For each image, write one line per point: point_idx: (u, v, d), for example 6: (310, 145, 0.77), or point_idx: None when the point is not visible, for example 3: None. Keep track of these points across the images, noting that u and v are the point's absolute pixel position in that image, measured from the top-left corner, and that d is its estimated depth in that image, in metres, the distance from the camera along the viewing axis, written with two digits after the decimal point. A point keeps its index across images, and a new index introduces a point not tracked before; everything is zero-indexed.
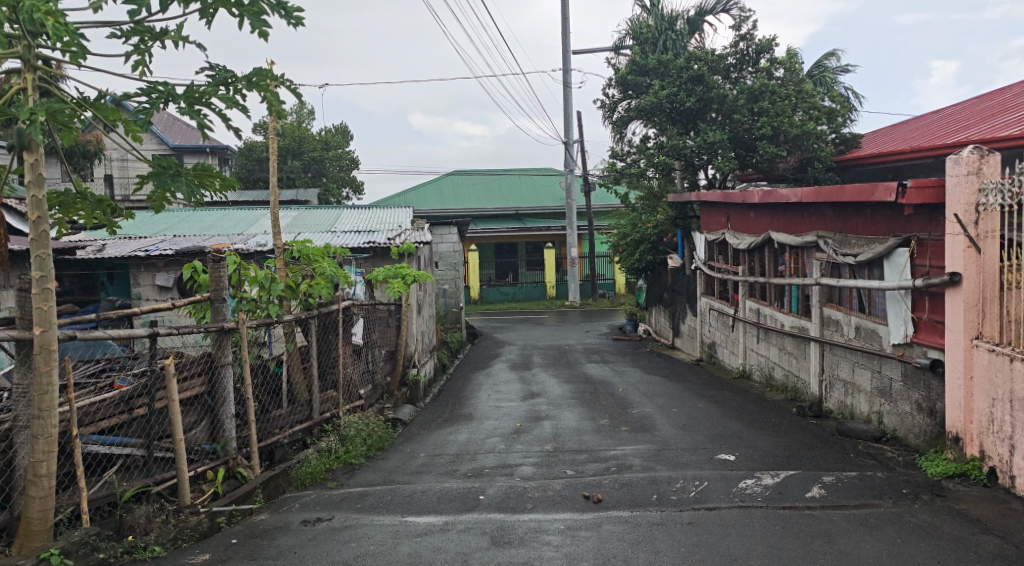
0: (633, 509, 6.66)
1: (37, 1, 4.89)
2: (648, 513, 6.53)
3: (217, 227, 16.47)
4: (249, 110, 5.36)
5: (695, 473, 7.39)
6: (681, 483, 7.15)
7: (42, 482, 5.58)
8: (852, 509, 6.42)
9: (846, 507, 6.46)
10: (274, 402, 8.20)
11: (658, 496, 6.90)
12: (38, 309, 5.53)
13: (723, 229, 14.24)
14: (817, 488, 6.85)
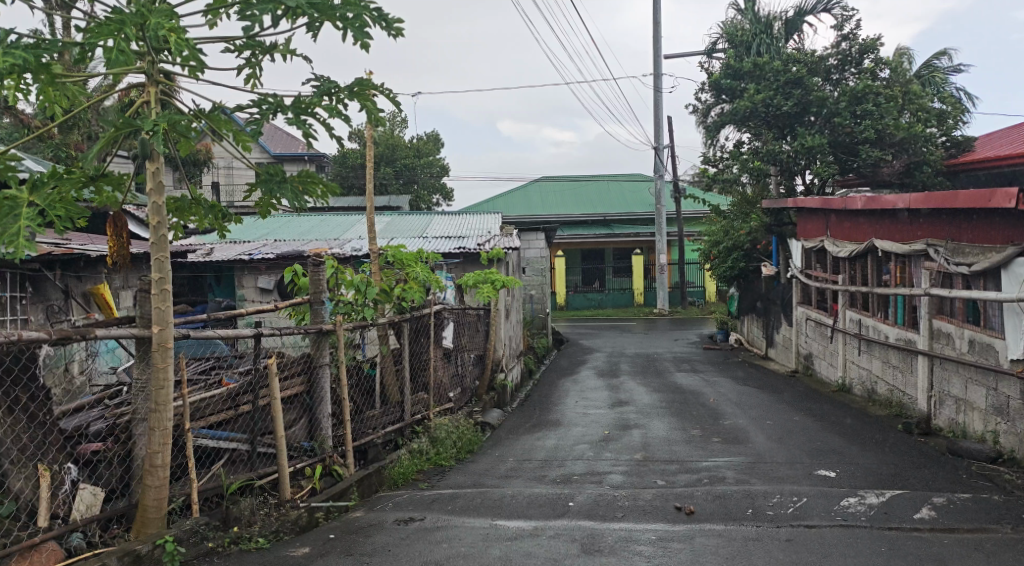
0: (727, 523, 6.63)
1: (162, 18, 5.22)
2: (743, 527, 6.49)
3: (315, 231, 16.99)
4: (351, 119, 5.57)
5: (793, 489, 7.31)
6: (778, 498, 7.08)
7: (158, 473, 5.86)
8: (963, 532, 6.26)
9: (957, 530, 6.30)
10: (366, 403, 8.45)
11: (753, 511, 6.84)
12: (156, 308, 5.85)
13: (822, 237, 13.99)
14: (926, 509, 6.70)
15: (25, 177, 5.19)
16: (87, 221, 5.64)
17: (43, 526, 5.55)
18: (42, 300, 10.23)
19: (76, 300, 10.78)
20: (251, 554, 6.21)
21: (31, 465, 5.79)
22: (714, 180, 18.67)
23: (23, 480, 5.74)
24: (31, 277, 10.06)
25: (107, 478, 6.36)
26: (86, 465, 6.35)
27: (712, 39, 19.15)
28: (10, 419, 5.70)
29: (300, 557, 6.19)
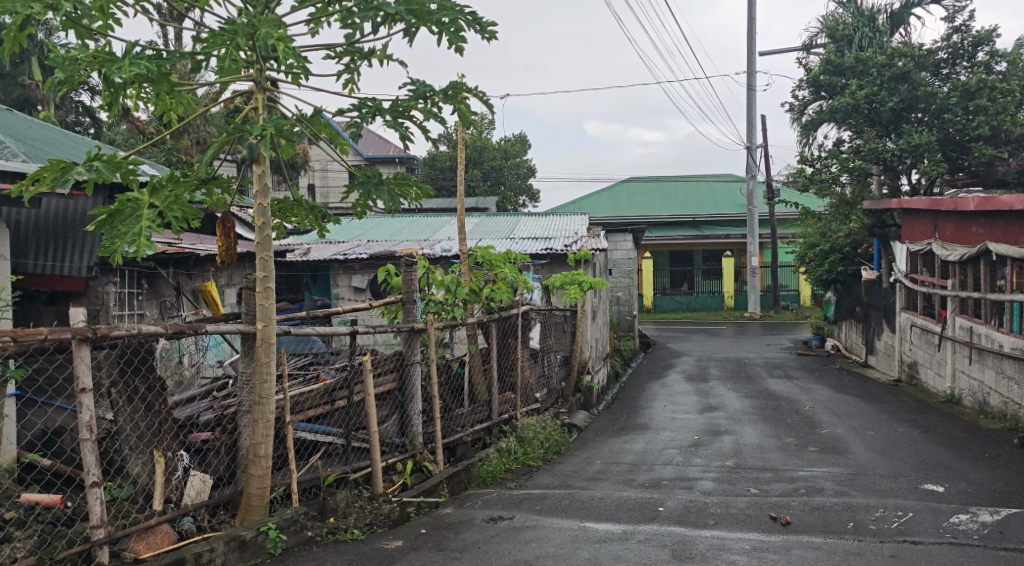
0: (826, 535, 6.55)
1: (271, 28, 5.41)
2: (842, 541, 6.41)
3: (406, 232, 17.38)
4: (445, 122, 5.73)
5: (898, 503, 7.20)
6: (881, 512, 6.98)
7: (261, 462, 6.09)
8: None
9: None
10: (455, 401, 8.63)
11: (854, 524, 6.75)
12: (260, 305, 6.11)
13: (930, 239, 13.62)
14: None
15: (146, 181, 5.53)
16: (200, 222, 5.94)
17: (157, 509, 5.84)
18: (155, 296, 10.78)
19: (187, 296, 11.31)
20: (347, 544, 6.38)
21: (147, 452, 6.14)
22: (811, 180, 18.37)
23: (139, 466, 6.09)
24: (146, 274, 10.62)
25: (215, 467, 6.68)
26: (196, 453, 6.70)
27: (811, 34, 18.85)
28: (129, 407, 6.07)
29: (393, 549, 6.34)
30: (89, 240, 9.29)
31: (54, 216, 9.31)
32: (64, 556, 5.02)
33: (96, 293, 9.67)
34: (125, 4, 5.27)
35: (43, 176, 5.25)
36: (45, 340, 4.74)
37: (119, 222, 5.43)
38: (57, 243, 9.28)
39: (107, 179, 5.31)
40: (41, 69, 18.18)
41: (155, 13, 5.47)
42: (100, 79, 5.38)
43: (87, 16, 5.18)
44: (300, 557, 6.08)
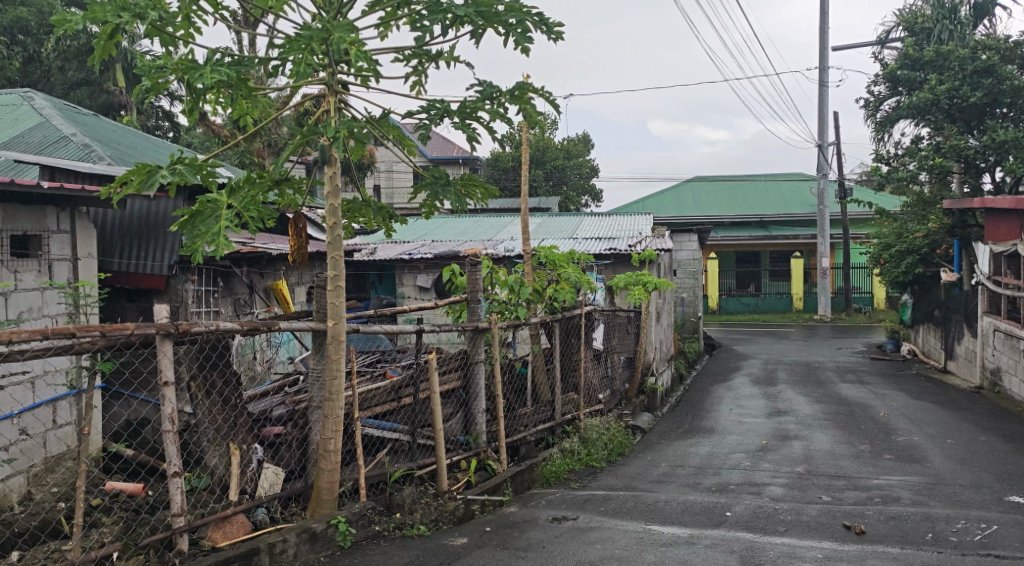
0: (903, 546, 6.44)
1: (344, 33, 5.52)
2: (920, 552, 6.30)
3: (469, 232, 17.52)
4: (511, 122, 5.79)
5: (980, 515, 7.06)
6: (962, 524, 6.86)
7: (331, 457, 6.21)
8: None
9: None
10: (518, 400, 8.71)
11: (934, 536, 6.63)
12: (331, 304, 6.23)
13: (1015, 240, 13.24)
14: None
15: (225, 182, 5.72)
16: (275, 222, 6.12)
17: (233, 500, 6.01)
18: (230, 294, 11.08)
19: (259, 294, 11.60)
20: (412, 540, 6.41)
21: (223, 444, 6.36)
22: (886, 179, 18.03)
23: (217, 457, 6.31)
24: (222, 273, 10.92)
25: (287, 460, 6.87)
26: (269, 446, 6.90)
27: (887, 28, 18.54)
28: (207, 401, 6.30)
29: (459, 547, 6.37)
30: (172, 241, 9.68)
31: (138, 217, 9.67)
32: (147, 543, 5.21)
33: (175, 291, 9.99)
34: (206, 11, 5.47)
35: (130, 178, 5.48)
36: (130, 335, 4.93)
37: (200, 222, 5.64)
38: (141, 243, 9.64)
39: (189, 182, 5.52)
40: (125, 75, 18.88)
41: (233, 20, 5.65)
42: (182, 86, 5.61)
43: (171, 25, 5.41)
44: (368, 551, 6.16)
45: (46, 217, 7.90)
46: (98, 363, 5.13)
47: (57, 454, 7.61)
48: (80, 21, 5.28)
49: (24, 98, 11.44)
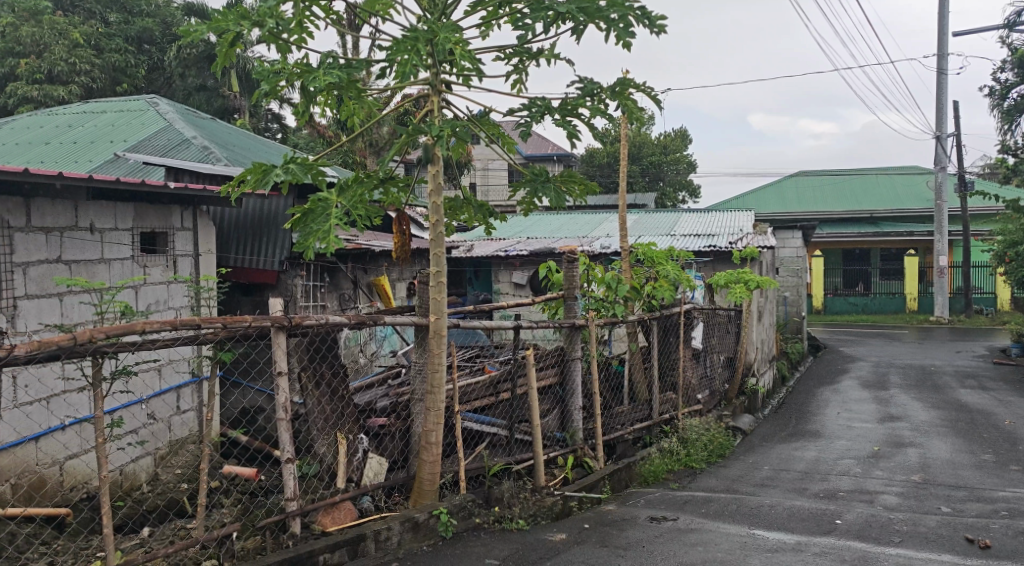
0: None
1: (449, 33, 5.58)
2: None
3: (565, 229, 17.55)
4: (613, 118, 5.81)
5: None
6: None
7: (432, 449, 6.33)
8: None
9: None
10: (615, 399, 8.73)
11: None
12: (433, 299, 6.36)
13: None
14: None
15: (335, 181, 5.93)
16: (381, 220, 6.29)
17: (341, 487, 6.22)
18: (335, 290, 11.41)
19: (362, 290, 11.85)
20: (512, 533, 6.43)
21: (331, 433, 6.60)
22: (1011, 172, 17.29)
23: (326, 446, 6.55)
24: (328, 268, 11.25)
25: (391, 451, 7.10)
26: (374, 437, 7.18)
27: (1016, 12, 17.79)
28: (317, 392, 6.55)
29: (558, 542, 6.37)
30: (283, 238, 10.26)
31: (252, 216, 10.40)
32: (263, 525, 5.44)
33: (284, 285, 10.35)
34: (318, 16, 5.70)
35: (247, 178, 5.75)
36: (249, 327, 5.19)
37: (311, 220, 5.88)
38: (255, 239, 10.34)
39: (301, 181, 5.74)
40: (239, 79, 19.67)
41: (342, 24, 5.87)
42: (297, 89, 5.83)
43: (285, 30, 5.62)
44: (469, 542, 6.20)
45: (172, 215, 8.33)
46: (219, 353, 5.40)
47: (180, 439, 8.06)
48: (203, 31, 5.57)
49: (149, 104, 12.07)
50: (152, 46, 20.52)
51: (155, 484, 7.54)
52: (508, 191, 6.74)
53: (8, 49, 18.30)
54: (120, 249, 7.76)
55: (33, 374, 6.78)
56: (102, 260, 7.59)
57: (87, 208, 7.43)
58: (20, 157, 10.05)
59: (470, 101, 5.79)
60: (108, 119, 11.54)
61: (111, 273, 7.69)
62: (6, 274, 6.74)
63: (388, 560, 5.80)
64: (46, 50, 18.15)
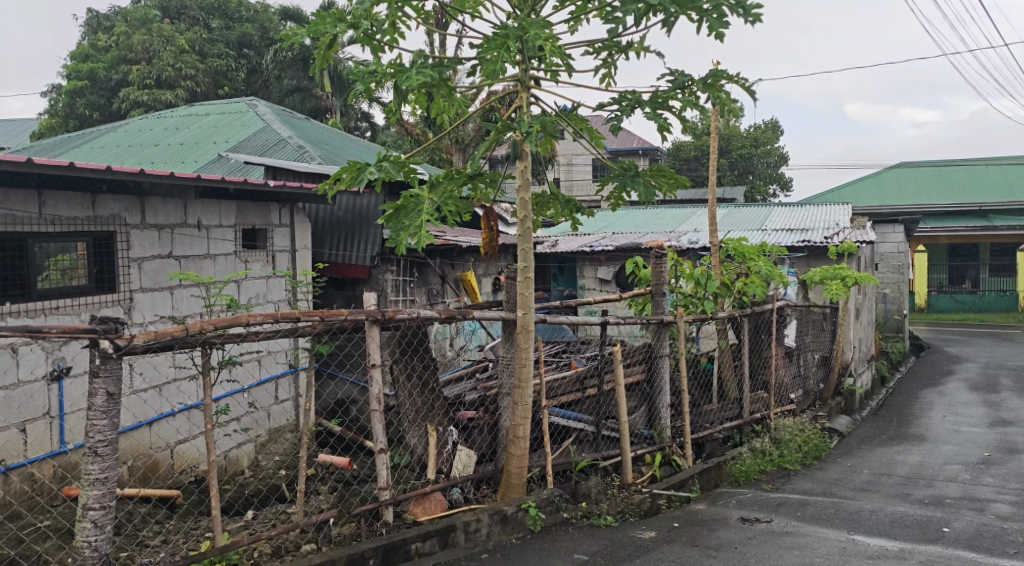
0: None
1: (540, 30, 5.62)
2: None
3: (651, 224, 17.42)
4: (705, 110, 5.75)
5: None
6: None
7: (520, 443, 6.42)
8: None
9: None
10: (704, 397, 8.62)
11: None
12: (521, 294, 6.42)
13: None
14: None
15: (426, 178, 6.06)
16: (470, 216, 6.38)
17: (431, 478, 6.36)
18: (424, 285, 11.57)
19: (450, 285, 11.99)
20: (600, 529, 6.43)
21: (421, 425, 6.77)
22: None
23: (416, 437, 6.75)
24: (417, 264, 11.44)
25: (479, 443, 7.26)
26: (463, 430, 7.33)
27: None
28: (408, 384, 6.72)
29: (646, 540, 6.32)
30: (374, 235, 10.58)
31: (346, 211, 10.62)
32: (357, 512, 5.60)
33: (376, 280, 10.73)
34: (410, 17, 5.83)
35: (342, 176, 5.91)
36: (345, 320, 5.36)
37: (403, 216, 6.01)
38: (348, 236, 10.64)
39: (394, 178, 5.89)
40: (331, 79, 20.14)
41: (433, 24, 5.99)
42: (390, 89, 5.96)
43: (379, 32, 5.77)
44: (557, 536, 6.24)
45: (271, 212, 8.61)
46: (316, 346, 5.58)
47: (279, 427, 8.36)
48: (301, 34, 5.74)
49: (249, 106, 12.49)
50: (251, 50, 21.19)
51: (257, 470, 7.82)
52: (596, 185, 6.77)
53: (121, 56, 19.18)
54: (224, 245, 8.06)
55: (148, 361, 7.12)
56: (208, 255, 7.91)
57: (194, 206, 7.74)
58: (131, 159, 10.54)
59: (560, 96, 5.81)
60: (211, 122, 11.98)
61: (217, 268, 8.00)
62: (123, 269, 7.09)
63: (477, 551, 5.89)
64: (154, 57, 18.94)
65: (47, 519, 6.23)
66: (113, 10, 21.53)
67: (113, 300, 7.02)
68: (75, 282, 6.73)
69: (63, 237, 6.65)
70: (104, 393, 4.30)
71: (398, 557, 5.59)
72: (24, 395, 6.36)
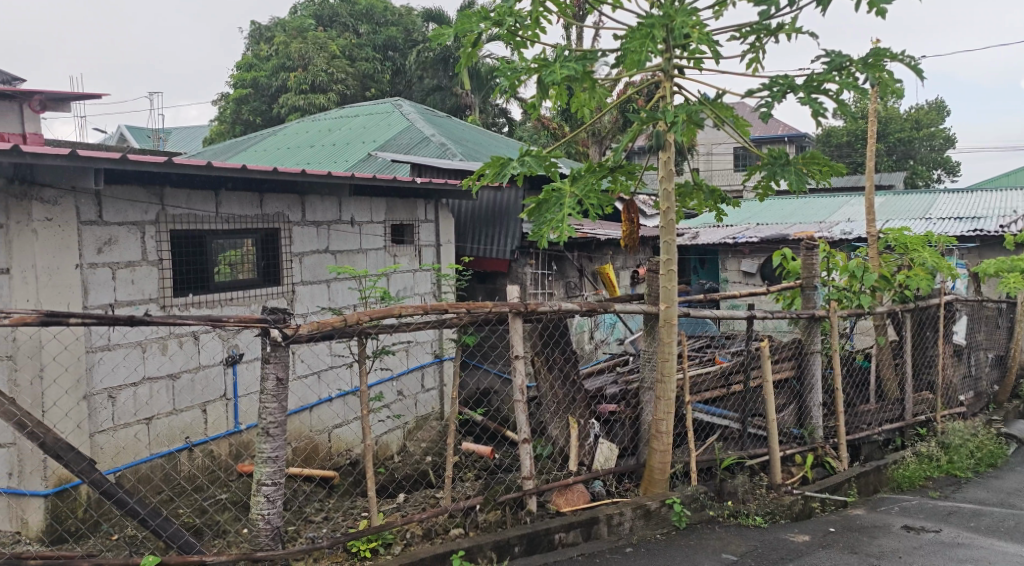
0: None
1: (686, 18, 5.53)
2: None
3: (798, 214, 16.86)
4: (864, 91, 5.52)
5: None
6: None
7: (663, 438, 6.32)
8: None
9: None
10: (860, 397, 8.29)
11: None
12: (664, 288, 6.31)
13: None
14: None
15: (567, 171, 6.07)
16: (612, 209, 6.32)
17: (572, 470, 6.39)
18: (562, 278, 11.65)
19: (588, 278, 11.99)
20: (749, 530, 6.28)
21: (564, 417, 6.83)
22: None
23: (558, 429, 6.83)
24: (556, 257, 11.51)
25: (621, 438, 7.23)
26: (605, 424, 7.33)
27: None
28: (550, 376, 6.76)
29: (801, 544, 6.14)
30: (515, 228, 10.69)
31: (489, 205, 10.87)
32: (503, 500, 5.72)
33: (516, 274, 10.86)
34: (553, 12, 5.86)
35: (485, 171, 6.00)
36: (490, 312, 5.45)
37: (546, 210, 6.06)
38: (489, 231, 10.85)
39: (536, 173, 5.93)
40: (471, 78, 20.43)
41: (574, 17, 6.00)
42: (533, 84, 6.01)
43: (522, 27, 5.83)
44: (704, 534, 6.15)
45: (417, 208, 8.85)
46: (462, 337, 5.70)
47: (425, 415, 8.59)
48: (448, 35, 5.87)
49: (394, 107, 12.86)
50: (396, 52, 21.79)
51: (405, 455, 8.05)
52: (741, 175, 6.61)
53: (280, 64, 20.12)
54: (375, 240, 8.34)
55: (310, 350, 7.45)
56: (360, 250, 8.20)
57: (348, 203, 8.04)
58: (289, 160, 11.08)
59: (706, 83, 5.69)
60: (360, 123, 12.40)
61: (368, 262, 8.29)
62: (287, 263, 7.44)
63: (622, 544, 5.88)
64: (309, 63, 19.78)
65: (226, 492, 6.72)
66: (271, 20, 22.61)
67: (278, 293, 7.40)
68: (243, 276, 7.13)
69: (234, 234, 7.05)
70: (273, 377, 4.59)
71: (543, 546, 5.66)
72: (205, 378, 6.78)
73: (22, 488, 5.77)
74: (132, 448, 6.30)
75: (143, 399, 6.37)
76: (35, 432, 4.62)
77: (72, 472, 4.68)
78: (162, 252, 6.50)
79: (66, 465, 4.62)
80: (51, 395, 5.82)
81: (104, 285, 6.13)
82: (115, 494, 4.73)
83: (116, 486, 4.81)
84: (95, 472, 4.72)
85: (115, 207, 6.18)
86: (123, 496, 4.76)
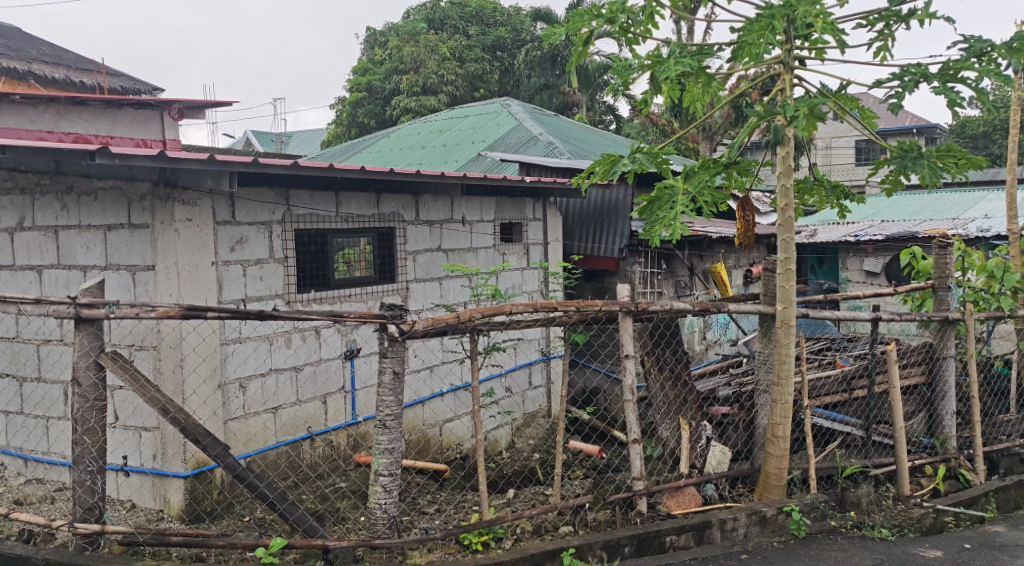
0: None
1: (809, 7, 5.25)
2: None
3: (927, 211, 16.09)
4: (1006, 79, 5.18)
5: None
6: None
7: (779, 442, 6.08)
8: None
9: None
10: (997, 406, 7.81)
11: None
12: (781, 287, 6.06)
13: None
14: None
15: (681, 168, 5.88)
16: (727, 207, 6.11)
17: (683, 473, 6.23)
18: (672, 277, 11.39)
19: (699, 278, 11.73)
20: (875, 542, 5.96)
21: (675, 419, 6.66)
22: None
23: (668, 431, 6.69)
24: (665, 255, 11.21)
25: (735, 441, 7.04)
26: (718, 426, 7.15)
27: None
28: (660, 377, 6.63)
29: (933, 560, 5.81)
30: (623, 227, 10.55)
31: (599, 204, 10.78)
32: (614, 500, 5.61)
33: (625, 272, 10.71)
34: (667, 7, 5.69)
35: (595, 169, 5.88)
36: (599, 311, 5.32)
37: (658, 208, 5.91)
38: (598, 230, 10.76)
39: (647, 170, 5.78)
40: (580, 77, 20.32)
41: (686, 12, 5.83)
42: (646, 81, 5.85)
43: (634, 24, 5.69)
44: (825, 544, 5.87)
45: (526, 207, 8.81)
46: (572, 336, 5.59)
47: (533, 412, 8.55)
48: (558, 33, 5.78)
49: (503, 106, 12.87)
50: (504, 52, 21.88)
51: (514, 452, 8.03)
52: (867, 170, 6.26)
53: (394, 68, 20.46)
54: (485, 238, 8.35)
55: (425, 346, 7.55)
56: (471, 248, 8.20)
57: (460, 203, 8.07)
58: (401, 161, 11.22)
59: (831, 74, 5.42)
60: (470, 123, 12.46)
61: (479, 260, 8.29)
62: (401, 261, 7.51)
63: (737, 550, 5.68)
64: (421, 66, 20.05)
65: (346, 481, 6.83)
66: (385, 25, 23.02)
67: (394, 290, 7.46)
68: (360, 273, 7.23)
69: (352, 232, 7.15)
70: (390, 372, 4.60)
71: (654, 548, 5.52)
72: (325, 370, 6.90)
73: (166, 469, 5.99)
74: (261, 436, 6.46)
75: (271, 390, 6.51)
76: (177, 418, 4.91)
77: (211, 456, 4.93)
78: (287, 250, 6.63)
79: (204, 449, 4.88)
80: (191, 383, 6.00)
81: (235, 282, 6.27)
82: (246, 478, 4.90)
83: (249, 470, 5.00)
84: (231, 455, 4.92)
85: (246, 208, 6.33)
86: (254, 480, 4.93)
